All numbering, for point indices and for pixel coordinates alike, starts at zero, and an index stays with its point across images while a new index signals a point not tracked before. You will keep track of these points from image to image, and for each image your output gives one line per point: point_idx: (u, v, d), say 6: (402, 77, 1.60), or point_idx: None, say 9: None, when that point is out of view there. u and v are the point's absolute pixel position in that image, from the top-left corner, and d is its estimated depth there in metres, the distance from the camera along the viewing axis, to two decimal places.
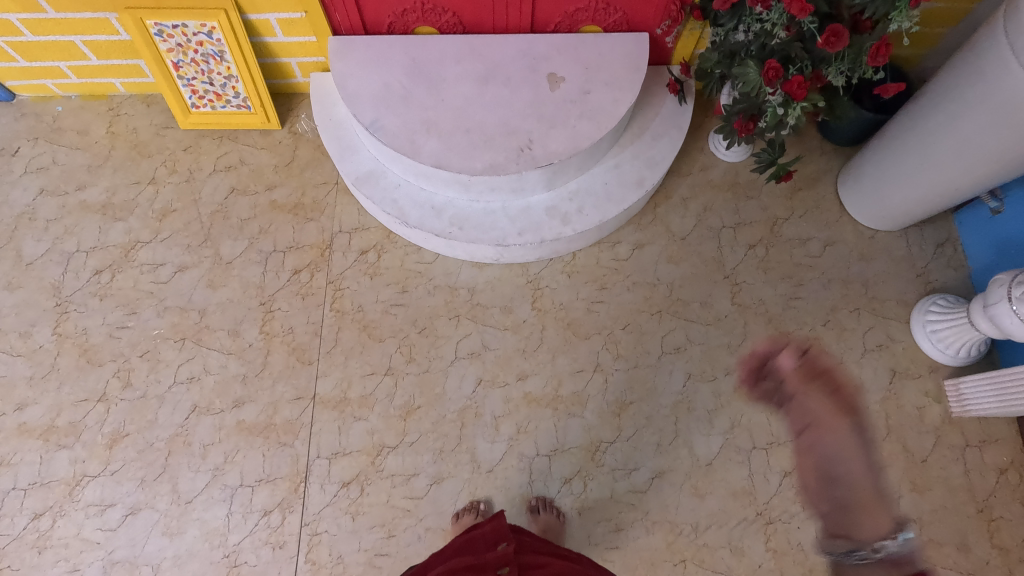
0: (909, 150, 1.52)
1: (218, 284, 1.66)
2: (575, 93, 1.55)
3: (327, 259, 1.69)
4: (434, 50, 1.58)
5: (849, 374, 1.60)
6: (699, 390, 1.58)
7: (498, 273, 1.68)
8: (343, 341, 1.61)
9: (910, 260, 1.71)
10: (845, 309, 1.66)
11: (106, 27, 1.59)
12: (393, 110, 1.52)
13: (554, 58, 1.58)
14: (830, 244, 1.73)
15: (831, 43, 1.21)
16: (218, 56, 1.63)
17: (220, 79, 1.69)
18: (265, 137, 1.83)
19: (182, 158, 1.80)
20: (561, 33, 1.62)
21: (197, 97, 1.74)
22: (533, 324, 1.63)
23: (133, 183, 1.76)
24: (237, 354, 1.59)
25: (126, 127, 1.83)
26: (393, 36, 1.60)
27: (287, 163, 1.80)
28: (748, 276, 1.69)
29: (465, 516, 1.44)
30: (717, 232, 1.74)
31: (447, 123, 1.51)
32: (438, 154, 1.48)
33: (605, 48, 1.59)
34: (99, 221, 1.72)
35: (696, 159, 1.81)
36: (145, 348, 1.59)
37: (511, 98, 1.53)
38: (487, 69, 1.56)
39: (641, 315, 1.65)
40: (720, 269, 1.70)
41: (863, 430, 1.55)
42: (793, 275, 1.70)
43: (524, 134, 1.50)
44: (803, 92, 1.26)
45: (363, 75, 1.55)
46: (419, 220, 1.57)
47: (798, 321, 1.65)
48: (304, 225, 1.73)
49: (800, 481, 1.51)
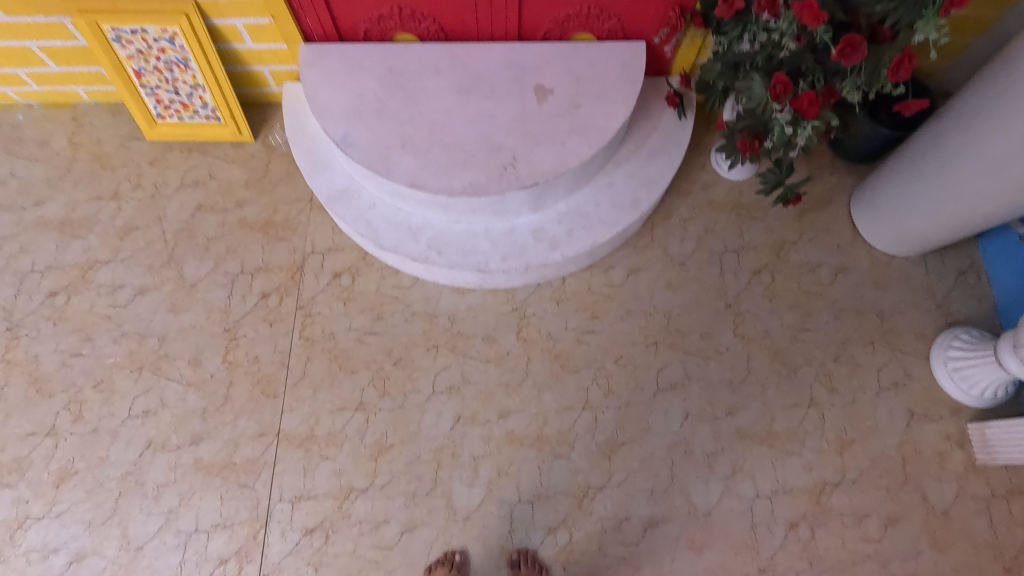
0: (929, 170, 1.39)
1: (180, 308, 1.55)
2: (565, 106, 1.43)
3: (298, 282, 1.58)
4: (414, 59, 1.47)
5: (863, 415, 1.46)
6: (697, 431, 1.45)
7: (480, 299, 1.56)
8: (312, 372, 1.49)
9: (929, 289, 1.57)
10: (858, 342, 1.53)
11: (62, 32, 1.48)
12: (366, 123, 1.40)
13: (543, 69, 1.46)
14: (841, 270, 1.60)
15: (846, 55, 1.08)
16: (182, 64, 1.52)
17: (186, 88, 1.58)
18: (236, 150, 1.72)
19: (147, 171, 1.69)
20: (550, 42, 1.50)
21: (162, 107, 1.63)
22: (517, 356, 1.51)
23: (94, 198, 1.65)
24: (197, 385, 1.48)
25: (90, 138, 1.72)
26: (369, 44, 1.49)
27: (258, 179, 1.68)
28: (752, 305, 1.56)
29: (438, 570, 1.32)
30: (718, 256, 1.61)
31: (425, 139, 1.38)
32: (413, 172, 1.35)
33: (598, 57, 1.47)
34: (57, 239, 1.61)
35: (697, 178, 1.68)
36: (99, 378, 1.48)
37: (495, 112, 1.41)
38: (470, 80, 1.44)
39: (635, 347, 1.52)
40: (722, 297, 1.57)
41: (877, 477, 1.41)
42: (801, 304, 1.56)
43: (508, 151, 1.38)
44: (815, 110, 1.14)
45: (335, 86, 1.44)
46: (394, 243, 1.45)
47: (807, 356, 1.52)
48: (275, 245, 1.61)
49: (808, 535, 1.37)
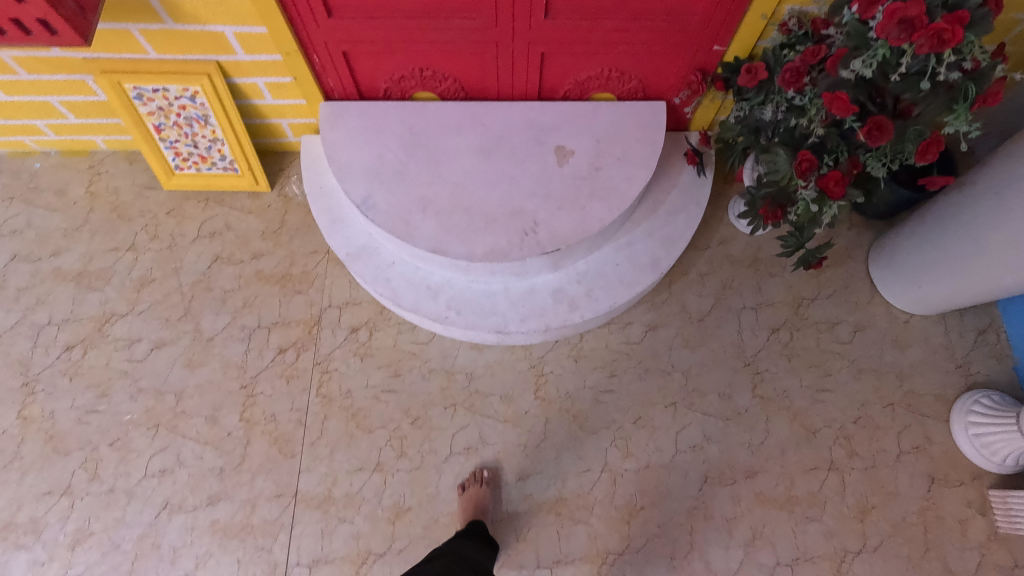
0: (954, 234, 1.39)
1: (197, 363, 1.54)
2: (585, 168, 1.43)
3: (315, 337, 1.57)
4: (433, 118, 1.47)
5: (883, 479, 1.46)
6: (717, 495, 1.44)
7: (498, 357, 1.55)
8: (329, 431, 1.49)
9: (949, 349, 1.57)
10: (878, 404, 1.52)
11: (83, 88, 1.48)
12: (387, 187, 1.40)
13: (563, 129, 1.46)
14: (860, 328, 1.60)
15: (874, 136, 1.07)
16: (202, 120, 1.52)
17: (205, 142, 1.57)
18: (253, 200, 1.71)
19: (164, 222, 1.69)
20: (571, 100, 1.50)
21: (180, 159, 1.62)
22: (535, 416, 1.50)
23: (112, 249, 1.65)
24: (214, 444, 1.47)
25: (107, 187, 1.72)
26: (389, 102, 1.48)
27: (275, 230, 1.68)
28: (771, 364, 1.56)
29: (470, 487, 1.41)
30: (737, 313, 1.61)
31: (446, 203, 1.39)
32: (435, 237, 1.36)
33: (619, 117, 1.47)
34: (74, 290, 1.61)
35: (714, 232, 1.68)
36: (115, 435, 1.47)
37: (516, 174, 1.41)
38: (491, 141, 1.44)
39: (653, 407, 1.51)
40: (740, 356, 1.57)
41: (898, 545, 1.41)
42: (820, 364, 1.56)
43: (529, 216, 1.38)
44: (841, 190, 1.12)
45: (356, 147, 1.43)
46: (413, 303, 1.45)
47: (826, 418, 1.51)
48: (292, 299, 1.61)
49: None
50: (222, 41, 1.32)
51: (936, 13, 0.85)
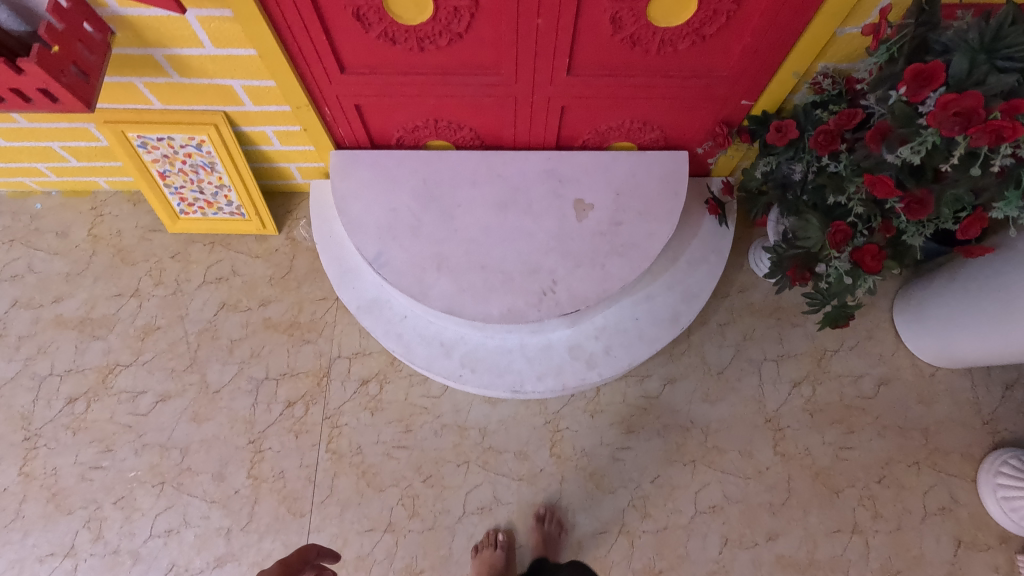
0: (987, 297, 1.33)
1: (203, 417, 1.50)
2: (605, 223, 1.38)
3: (324, 390, 1.53)
4: (447, 168, 1.42)
5: (908, 543, 1.42)
6: (737, 558, 1.41)
7: (512, 411, 1.51)
8: (339, 489, 1.45)
9: (976, 405, 1.52)
10: (903, 463, 1.48)
11: (85, 135, 1.43)
12: (402, 243, 1.35)
13: (582, 181, 1.41)
14: (884, 382, 1.55)
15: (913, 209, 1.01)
16: (208, 167, 1.47)
17: (211, 188, 1.53)
18: (260, 244, 1.67)
19: (169, 266, 1.64)
20: (589, 149, 1.45)
21: (186, 204, 1.58)
22: (551, 475, 1.46)
23: (115, 295, 1.61)
24: (221, 503, 1.43)
25: (109, 229, 1.68)
26: (402, 150, 1.43)
27: (283, 276, 1.63)
28: (793, 420, 1.51)
29: (484, 550, 1.38)
30: (757, 365, 1.56)
31: (461, 260, 1.35)
32: (450, 297, 1.32)
33: (639, 168, 1.42)
34: (76, 339, 1.57)
35: (734, 279, 1.64)
36: (119, 494, 1.43)
37: (533, 229, 1.37)
38: (508, 193, 1.40)
39: (672, 465, 1.47)
40: (761, 412, 1.52)
41: None
42: (843, 420, 1.52)
43: (547, 274, 1.34)
44: (878, 264, 1.07)
45: (368, 200, 1.38)
46: (426, 361, 1.41)
47: (850, 477, 1.47)
48: (300, 348, 1.57)
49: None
50: (230, 93, 1.27)
51: (991, 102, 0.81)
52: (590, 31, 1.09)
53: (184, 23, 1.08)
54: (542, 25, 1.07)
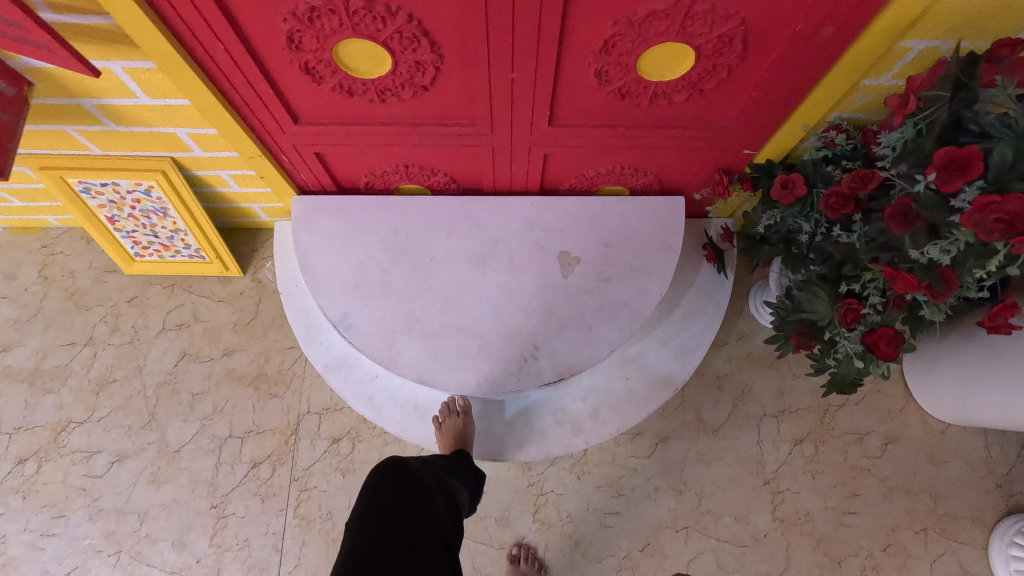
0: (1002, 363, 1.22)
1: (162, 480, 1.40)
2: (593, 278, 1.27)
3: (292, 449, 1.43)
4: (420, 217, 1.30)
5: None
6: None
7: (493, 473, 1.41)
8: (308, 558, 1.36)
9: (989, 466, 1.42)
10: (909, 529, 1.39)
11: (22, 179, 1.30)
12: (369, 302, 1.25)
13: (568, 231, 1.30)
14: (891, 441, 1.45)
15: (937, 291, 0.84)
16: (160, 212, 1.34)
17: (165, 231, 1.40)
18: (224, 286, 1.55)
19: (126, 312, 1.53)
20: (576, 193, 1.33)
21: (140, 247, 1.45)
22: (534, 543, 1.37)
23: (67, 344, 1.50)
24: (182, 573, 1.35)
25: (61, 270, 1.55)
26: (371, 195, 1.31)
27: (248, 322, 1.52)
28: (793, 482, 1.42)
29: None
30: (756, 422, 1.46)
31: (434, 321, 1.24)
32: (422, 363, 1.21)
33: (630, 216, 1.30)
34: (26, 393, 1.46)
35: (733, 326, 1.52)
36: (73, 564, 1.35)
37: (513, 286, 1.26)
38: (486, 245, 1.28)
39: (663, 532, 1.38)
40: (759, 473, 1.43)
41: None
42: (847, 482, 1.42)
43: (529, 337, 1.23)
44: (894, 351, 0.96)
45: (332, 253, 1.27)
46: (399, 426, 1.30)
47: (852, 545, 1.38)
48: (266, 403, 1.46)
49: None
50: (174, 140, 1.14)
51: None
52: (572, 83, 0.96)
53: (109, 74, 0.94)
54: (518, 79, 0.93)
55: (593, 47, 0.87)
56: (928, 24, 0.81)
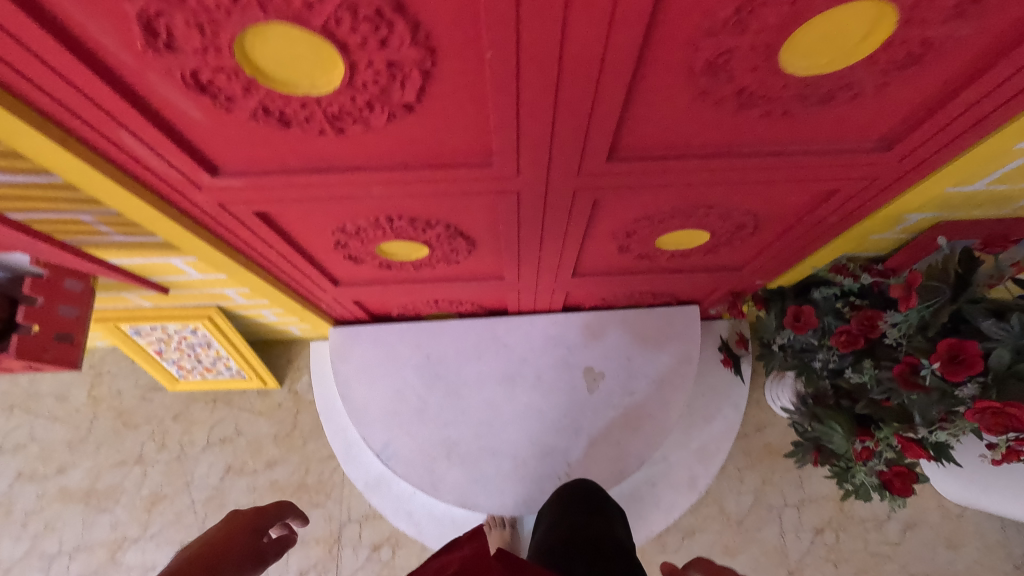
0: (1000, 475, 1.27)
1: None
2: (618, 394, 1.35)
3: (336, 557, 1.49)
4: (451, 342, 1.37)
5: None
6: None
7: None
8: None
9: (1006, 547, 1.48)
10: None
11: None
12: (409, 430, 1.33)
13: (590, 347, 1.37)
14: (909, 525, 1.52)
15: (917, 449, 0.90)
16: (205, 344, 1.42)
17: (209, 358, 1.48)
18: (263, 399, 1.63)
19: (172, 428, 1.62)
20: (597, 310, 1.40)
21: (184, 370, 1.53)
22: None
23: (118, 463, 1.58)
24: None
25: (108, 389, 1.64)
26: (402, 324, 1.38)
27: (288, 433, 1.60)
28: (817, 571, 1.49)
29: None
30: (778, 512, 1.53)
31: (471, 445, 1.32)
32: (463, 488, 1.29)
33: (649, 332, 1.38)
34: (83, 513, 1.54)
35: (751, 417, 1.59)
36: None
37: (543, 407, 1.34)
38: (514, 366, 1.36)
39: None
40: (783, 563, 1.50)
41: None
42: (868, 569, 1.49)
43: (561, 455, 1.31)
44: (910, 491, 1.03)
45: (371, 385, 1.35)
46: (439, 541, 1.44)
47: None
48: (310, 513, 1.53)
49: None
50: (223, 297, 1.22)
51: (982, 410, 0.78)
52: (595, 252, 1.03)
53: (169, 265, 1.02)
54: (545, 255, 1.01)
55: (615, 234, 0.95)
56: (934, 204, 0.87)
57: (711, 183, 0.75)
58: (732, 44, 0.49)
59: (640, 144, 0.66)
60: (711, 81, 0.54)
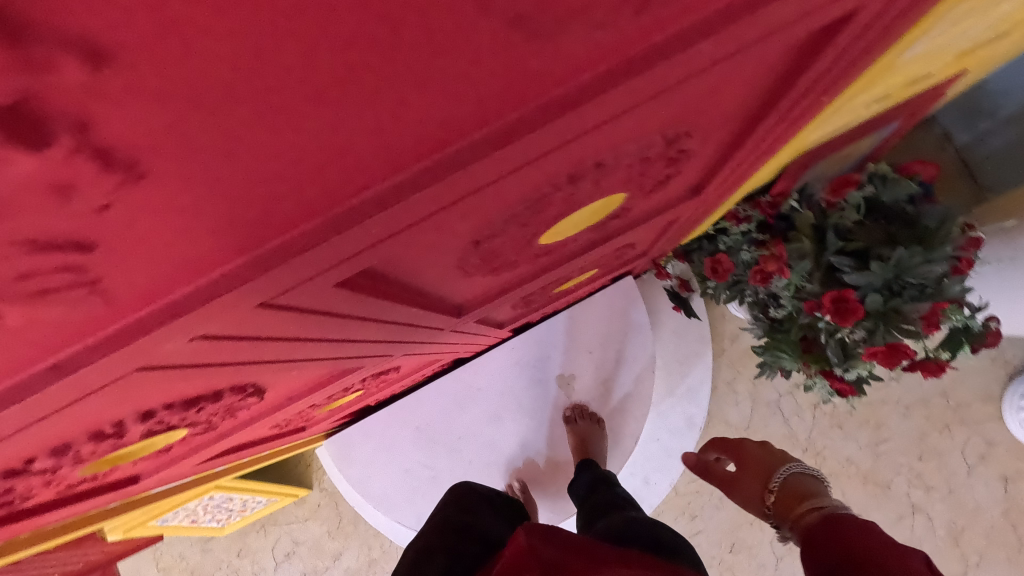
0: None
1: None
2: (595, 385, 1.46)
3: None
4: (431, 407, 1.46)
5: (963, 500, 1.57)
6: None
7: None
8: None
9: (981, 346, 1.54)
10: (936, 432, 1.57)
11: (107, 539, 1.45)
12: (431, 498, 1.45)
13: (554, 356, 1.47)
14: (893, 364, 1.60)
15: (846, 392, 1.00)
16: (226, 498, 1.50)
17: (236, 504, 1.58)
18: (302, 506, 1.76)
19: (241, 564, 1.77)
20: (545, 321, 1.47)
21: (224, 519, 1.63)
22: None
23: None
24: None
25: (172, 556, 1.79)
26: (384, 412, 1.47)
27: (338, 525, 1.74)
28: (826, 439, 1.62)
29: None
30: (776, 404, 1.63)
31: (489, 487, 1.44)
32: None
33: (597, 319, 1.46)
34: None
35: (721, 332, 1.67)
36: None
37: (535, 427, 1.46)
38: (495, 403, 1.46)
39: (741, 529, 1.59)
40: (796, 444, 1.62)
41: (998, 544, 1.56)
42: (870, 418, 1.60)
43: (568, 461, 1.43)
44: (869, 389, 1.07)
45: (383, 475, 1.47)
46: None
47: (893, 466, 1.59)
48: None
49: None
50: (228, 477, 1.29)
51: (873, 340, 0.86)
52: (508, 315, 1.08)
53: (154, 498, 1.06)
54: (465, 339, 1.06)
55: (514, 305, 1.00)
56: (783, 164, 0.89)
57: (565, 266, 0.79)
58: (494, 260, 0.52)
59: (478, 296, 0.70)
60: (497, 271, 0.57)
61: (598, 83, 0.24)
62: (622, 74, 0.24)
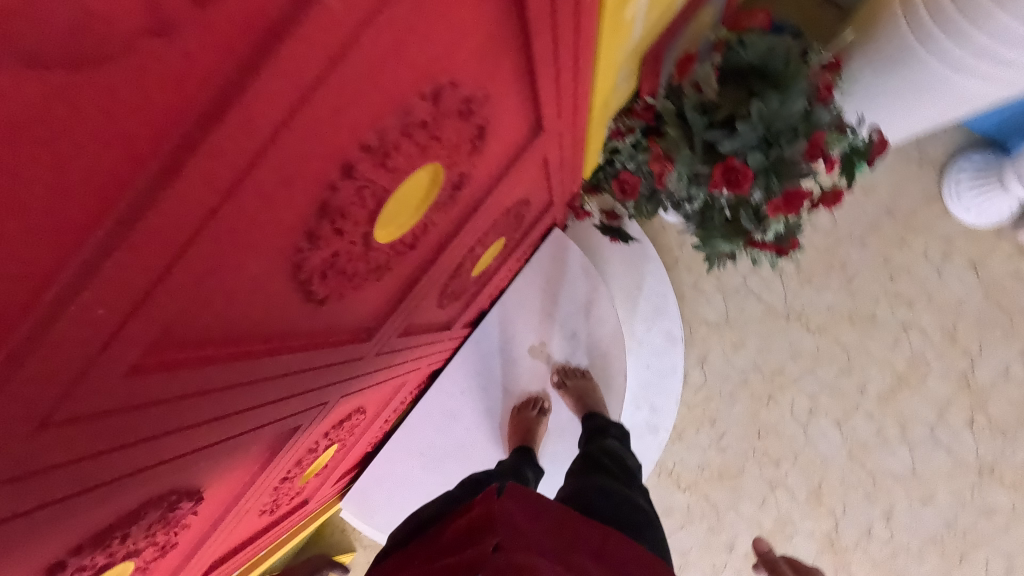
0: None
1: None
2: (567, 341, 1.46)
3: None
4: (426, 428, 1.46)
5: (943, 300, 1.54)
6: (857, 426, 1.57)
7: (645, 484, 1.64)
8: None
9: (902, 152, 1.53)
10: (894, 248, 1.55)
11: None
12: None
13: (518, 332, 1.46)
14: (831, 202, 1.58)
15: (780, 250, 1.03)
16: None
17: None
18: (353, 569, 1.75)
19: None
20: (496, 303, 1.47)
21: None
22: (695, 502, 1.64)
23: None
24: None
25: None
26: (384, 452, 1.46)
27: None
28: (802, 298, 1.58)
29: None
30: (744, 286, 1.60)
31: None
32: None
33: (543, 281, 1.46)
34: None
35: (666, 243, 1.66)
36: None
37: None
38: (483, 398, 1.46)
39: (759, 414, 1.61)
40: (778, 312, 1.59)
41: (991, 323, 1.53)
42: (832, 259, 1.57)
43: (573, 424, 1.45)
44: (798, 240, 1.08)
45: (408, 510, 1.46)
46: None
47: (871, 295, 1.56)
48: None
49: (965, 417, 1.54)
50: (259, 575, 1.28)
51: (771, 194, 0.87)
52: (444, 314, 1.07)
53: None
54: (414, 354, 1.06)
55: (441, 305, 0.99)
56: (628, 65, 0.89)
57: (455, 250, 0.78)
58: (344, 277, 0.51)
59: (376, 313, 0.69)
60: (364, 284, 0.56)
61: (236, 82, 0.24)
62: (254, 66, 0.24)
